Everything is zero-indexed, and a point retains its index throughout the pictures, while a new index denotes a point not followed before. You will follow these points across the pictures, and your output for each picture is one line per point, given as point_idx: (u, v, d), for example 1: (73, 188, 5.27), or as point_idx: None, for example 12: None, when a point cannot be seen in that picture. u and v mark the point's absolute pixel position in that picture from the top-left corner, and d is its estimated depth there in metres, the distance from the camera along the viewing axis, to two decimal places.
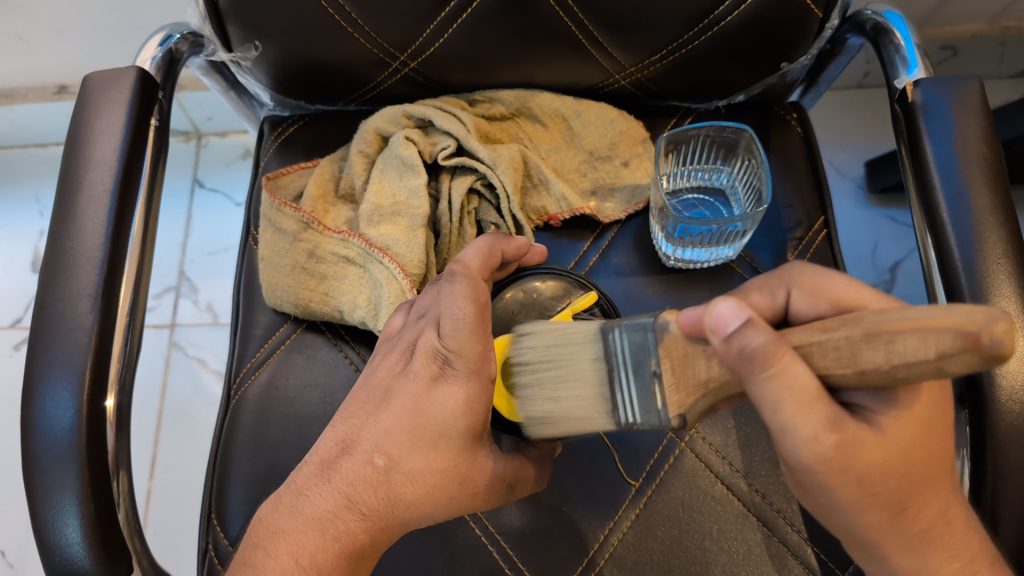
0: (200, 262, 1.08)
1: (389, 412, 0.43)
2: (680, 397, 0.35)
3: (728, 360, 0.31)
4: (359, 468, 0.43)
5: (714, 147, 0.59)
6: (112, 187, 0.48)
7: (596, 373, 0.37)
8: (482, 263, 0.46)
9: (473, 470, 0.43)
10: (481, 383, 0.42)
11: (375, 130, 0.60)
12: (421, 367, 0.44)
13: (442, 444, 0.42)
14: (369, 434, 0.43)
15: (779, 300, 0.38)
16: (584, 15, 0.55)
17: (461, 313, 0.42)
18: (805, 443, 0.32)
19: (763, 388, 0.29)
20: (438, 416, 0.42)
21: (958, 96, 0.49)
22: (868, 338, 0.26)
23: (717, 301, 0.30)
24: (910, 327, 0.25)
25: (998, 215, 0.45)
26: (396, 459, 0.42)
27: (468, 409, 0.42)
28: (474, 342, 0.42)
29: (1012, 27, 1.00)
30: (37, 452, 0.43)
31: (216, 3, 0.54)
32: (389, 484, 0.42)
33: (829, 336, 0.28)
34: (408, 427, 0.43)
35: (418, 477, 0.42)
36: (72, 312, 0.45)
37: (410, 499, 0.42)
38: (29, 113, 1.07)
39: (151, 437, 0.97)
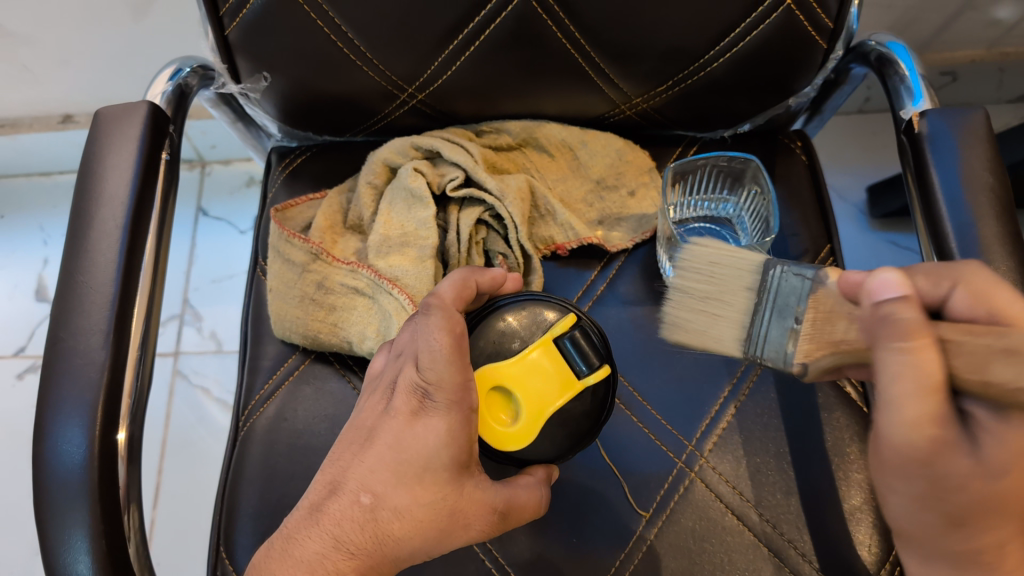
0: (204, 289, 1.08)
1: (373, 450, 0.43)
2: (810, 347, 0.39)
3: (870, 321, 0.34)
4: (346, 508, 0.42)
5: (720, 177, 0.59)
6: (124, 222, 0.48)
7: (745, 301, 0.42)
8: (457, 296, 0.46)
9: (463, 501, 0.42)
10: (461, 414, 0.42)
11: (383, 162, 0.61)
12: (401, 402, 0.43)
13: (428, 477, 0.42)
14: (355, 473, 0.43)
15: (943, 291, 0.36)
16: (591, 47, 0.55)
17: (438, 344, 0.42)
18: (903, 427, 0.33)
19: (889, 361, 0.32)
20: (421, 449, 0.42)
21: (964, 126, 0.49)
22: (1005, 353, 0.30)
23: (883, 274, 0.34)
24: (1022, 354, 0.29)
25: (1007, 244, 0.46)
26: (381, 496, 0.42)
27: (450, 440, 0.42)
28: (452, 371, 0.42)
29: (1010, 52, 1.01)
30: (49, 489, 0.43)
31: (226, 37, 0.54)
32: (376, 522, 0.41)
33: (970, 338, 0.31)
34: (393, 463, 0.42)
35: (405, 512, 0.42)
36: (85, 348, 0.45)
37: (399, 535, 0.42)
38: (34, 142, 1.07)
39: (156, 465, 0.97)
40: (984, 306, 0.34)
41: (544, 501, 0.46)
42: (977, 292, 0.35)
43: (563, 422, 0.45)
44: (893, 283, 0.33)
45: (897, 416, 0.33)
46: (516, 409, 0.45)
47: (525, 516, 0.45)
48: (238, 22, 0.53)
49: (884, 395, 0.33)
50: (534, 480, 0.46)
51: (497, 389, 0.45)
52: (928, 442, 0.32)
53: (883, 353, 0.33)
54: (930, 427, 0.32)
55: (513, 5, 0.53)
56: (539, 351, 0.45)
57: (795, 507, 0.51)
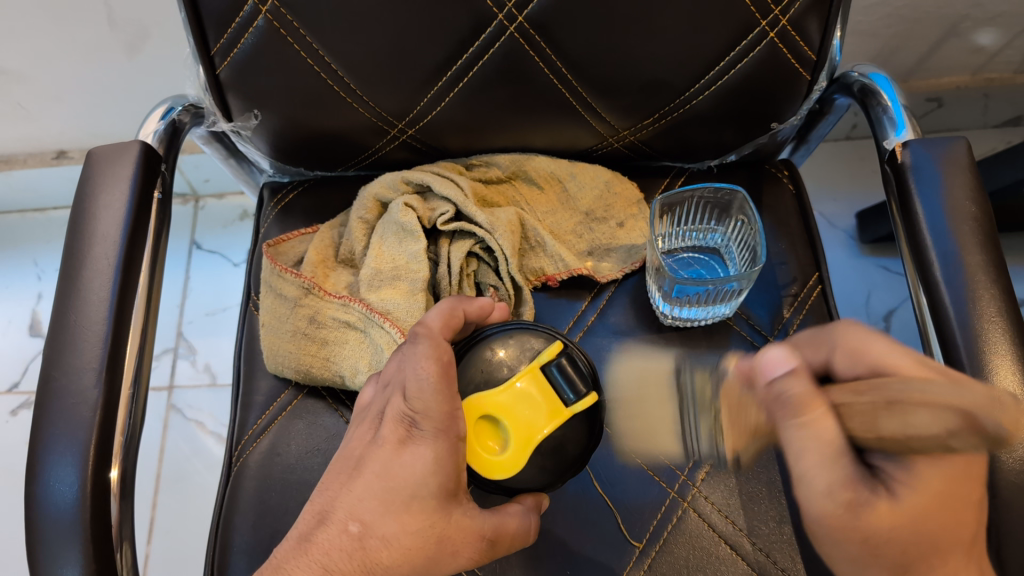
0: (198, 322, 1.09)
1: (360, 479, 0.43)
2: (737, 436, 0.42)
3: (765, 402, 0.37)
4: (334, 537, 0.42)
5: (707, 208, 0.60)
6: (117, 260, 0.48)
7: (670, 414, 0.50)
8: (444, 324, 0.47)
9: (451, 529, 0.42)
10: (447, 441, 0.42)
11: (374, 197, 0.61)
12: (390, 431, 0.44)
13: (416, 505, 0.42)
14: (343, 503, 0.43)
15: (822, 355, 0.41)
16: (578, 82, 0.56)
17: (426, 373, 0.43)
18: (818, 495, 0.37)
19: (792, 435, 0.36)
20: (408, 478, 0.42)
21: (945, 156, 0.50)
22: (887, 407, 0.35)
23: (770, 352, 0.38)
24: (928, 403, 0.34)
25: (990, 272, 0.46)
26: (369, 524, 0.42)
27: (437, 468, 0.42)
28: (439, 402, 0.42)
29: (994, 78, 1.02)
30: (42, 529, 0.43)
31: (217, 76, 0.55)
32: (364, 550, 0.41)
33: (856, 399, 0.36)
34: (381, 491, 0.42)
35: (393, 540, 0.41)
36: (77, 386, 0.45)
37: (388, 563, 0.41)
38: (27, 178, 1.08)
39: (150, 500, 0.97)
40: (863, 363, 0.40)
41: (533, 528, 0.46)
42: (852, 350, 0.40)
43: (552, 450, 0.44)
44: (782, 356, 0.37)
45: (809, 488, 0.37)
46: (505, 437, 0.44)
47: (517, 542, 0.45)
48: (229, 60, 0.53)
49: (795, 468, 0.37)
50: (523, 508, 0.46)
51: (485, 417, 0.44)
52: (844, 506, 0.36)
53: (784, 429, 0.37)
54: (842, 492, 0.36)
55: (499, 41, 0.53)
56: (525, 378, 0.44)
57: (788, 535, 0.52)
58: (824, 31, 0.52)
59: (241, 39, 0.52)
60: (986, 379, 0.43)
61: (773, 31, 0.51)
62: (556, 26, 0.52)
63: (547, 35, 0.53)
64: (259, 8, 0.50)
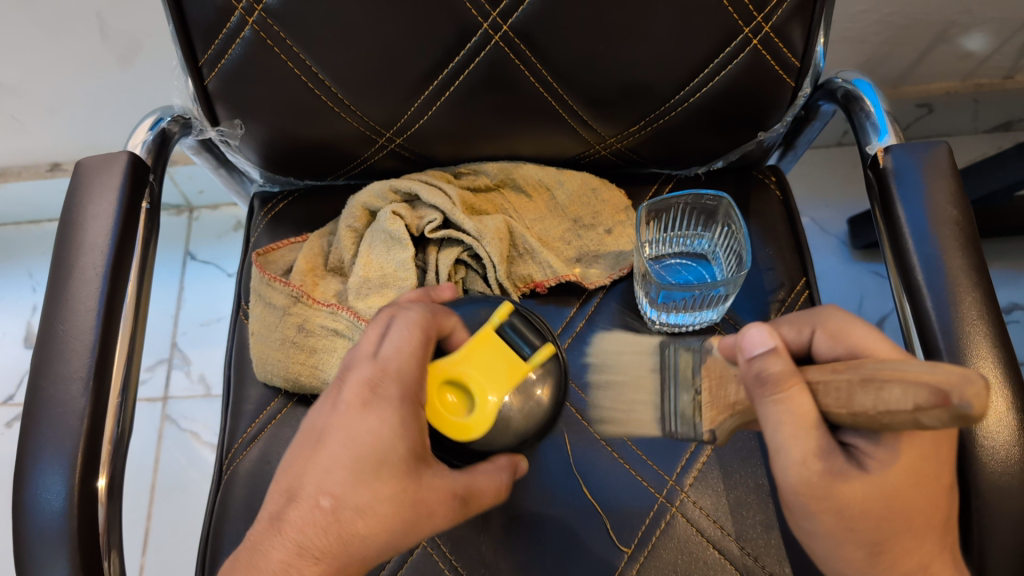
0: (193, 333, 1.09)
1: (326, 450, 0.41)
2: (714, 415, 0.45)
3: (747, 379, 0.38)
4: (306, 514, 0.40)
5: (694, 214, 0.60)
6: (104, 270, 0.49)
7: (654, 382, 0.50)
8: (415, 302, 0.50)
9: (424, 492, 0.41)
10: (409, 406, 0.42)
11: (363, 206, 0.62)
12: (353, 396, 0.43)
13: (386, 470, 0.41)
14: (310, 478, 0.41)
15: (806, 336, 0.43)
16: (564, 90, 0.56)
17: (405, 334, 0.44)
18: (794, 465, 0.37)
19: (770, 409, 0.36)
20: (377, 443, 0.41)
21: (928, 161, 0.50)
22: (863, 383, 0.32)
23: (751, 331, 0.38)
24: (900, 374, 0.30)
25: (972, 275, 0.46)
26: (341, 496, 0.40)
27: (402, 430, 0.41)
28: (414, 362, 0.44)
29: (984, 84, 1.02)
30: (30, 536, 0.43)
31: (205, 87, 0.55)
32: (339, 523, 0.40)
33: (835, 376, 0.34)
34: (349, 461, 0.41)
35: (367, 509, 0.40)
36: (64, 395, 0.46)
37: (365, 532, 0.40)
38: (21, 191, 1.08)
39: (145, 510, 0.97)
40: (842, 344, 0.40)
41: (507, 483, 0.45)
42: (834, 333, 0.41)
43: (521, 409, 0.46)
44: (763, 336, 0.38)
45: (785, 458, 0.37)
46: (470, 401, 0.46)
47: (486, 500, 0.44)
48: (217, 71, 0.54)
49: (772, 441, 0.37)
50: (495, 466, 0.45)
51: (449, 383, 0.46)
52: (820, 475, 0.36)
53: (763, 405, 0.37)
54: (817, 462, 0.36)
55: (485, 50, 0.54)
56: (478, 341, 0.47)
57: (775, 540, 0.52)
58: (807, 38, 0.52)
59: (228, 50, 0.53)
60: None
61: (756, 38, 0.52)
62: (541, 35, 0.52)
63: (532, 43, 0.53)
64: (245, 18, 0.51)
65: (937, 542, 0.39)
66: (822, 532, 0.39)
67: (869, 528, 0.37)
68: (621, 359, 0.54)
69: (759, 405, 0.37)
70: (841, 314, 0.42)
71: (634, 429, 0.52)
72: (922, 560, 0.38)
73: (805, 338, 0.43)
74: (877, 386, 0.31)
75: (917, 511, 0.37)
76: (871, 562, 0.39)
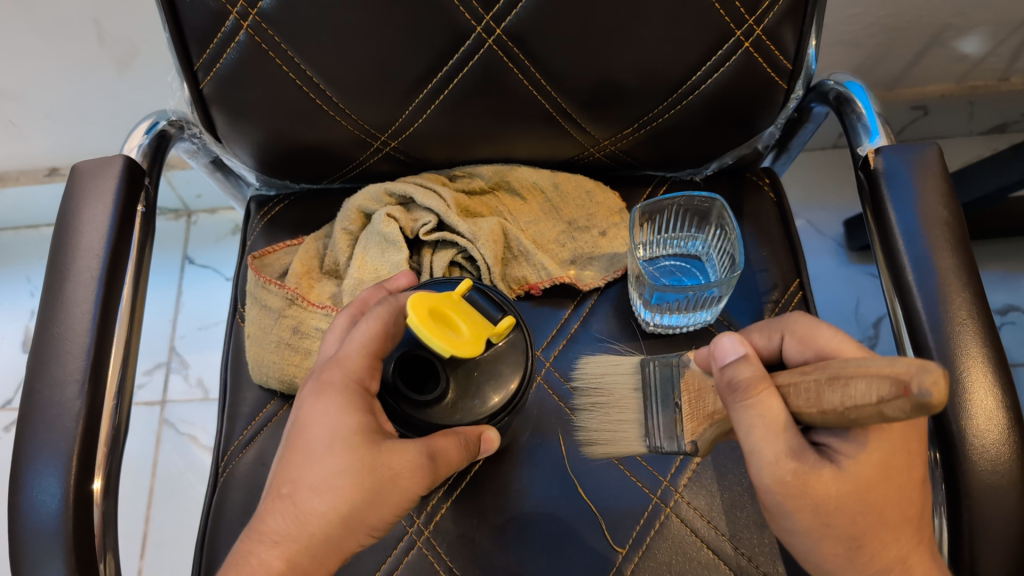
0: (191, 337, 1.09)
1: (289, 444, 0.43)
2: (694, 425, 0.47)
3: (720, 388, 0.39)
4: (271, 503, 0.42)
5: (687, 216, 0.61)
6: (99, 273, 0.49)
7: (637, 400, 0.51)
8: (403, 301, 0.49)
9: (382, 458, 0.42)
10: (354, 391, 0.44)
11: (358, 208, 0.62)
12: (311, 389, 0.45)
13: (336, 445, 0.42)
14: (277, 472, 0.43)
15: (776, 342, 0.43)
16: (557, 93, 0.57)
17: (362, 330, 0.45)
18: (768, 465, 0.37)
19: (742, 415, 0.37)
20: (324, 424, 0.43)
21: (917, 161, 0.51)
22: (831, 381, 0.33)
23: (721, 340, 0.40)
24: (865, 368, 0.31)
25: (962, 275, 0.47)
26: (299, 480, 0.42)
27: (348, 408, 0.43)
28: (360, 354, 0.44)
29: (979, 86, 1.03)
30: (25, 538, 0.43)
31: (201, 91, 0.56)
32: (297, 504, 0.41)
33: (804, 377, 0.35)
34: (303, 445, 0.42)
35: (323, 486, 0.41)
36: (60, 398, 0.46)
37: (323, 509, 0.41)
38: (19, 197, 1.09)
39: (143, 513, 0.97)
40: (811, 348, 0.41)
41: (470, 446, 0.44)
42: (802, 337, 0.41)
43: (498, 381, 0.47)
44: (733, 345, 0.39)
45: (759, 458, 0.37)
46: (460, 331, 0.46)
47: (452, 458, 0.43)
48: (212, 74, 0.54)
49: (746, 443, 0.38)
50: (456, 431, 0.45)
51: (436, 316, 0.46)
52: (792, 473, 0.37)
53: (737, 411, 0.38)
54: (788, 460, 0.37)
55: (479, 53, 0.54)
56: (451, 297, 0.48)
57: (769, 540, 0.52)
58: (799, 40, 0.53)
59: (223, 55, 0.53)
60: (959, 381, 0.44)
61: (748, 41, 0.52)
62: (534, 38, 0.52)
63: (525, 46, 0.53)
64: (240, 22, 0.51)
65: (910, 537, 0.39)
66: (799, 529, 0.39)
67: (845, 523, 0.38)
68: (602, 379, 0.55)
69: (732, 410, 0.38)
70: (809, 318, 0.42)
71: (615, 452, 0.52)
72: (899, 554, 0.39)
73: (778, 343, 0.43)
74: (846, 381, 0.32)
75: (889, 506, 0.38)
76: (849, 557, 0.39)
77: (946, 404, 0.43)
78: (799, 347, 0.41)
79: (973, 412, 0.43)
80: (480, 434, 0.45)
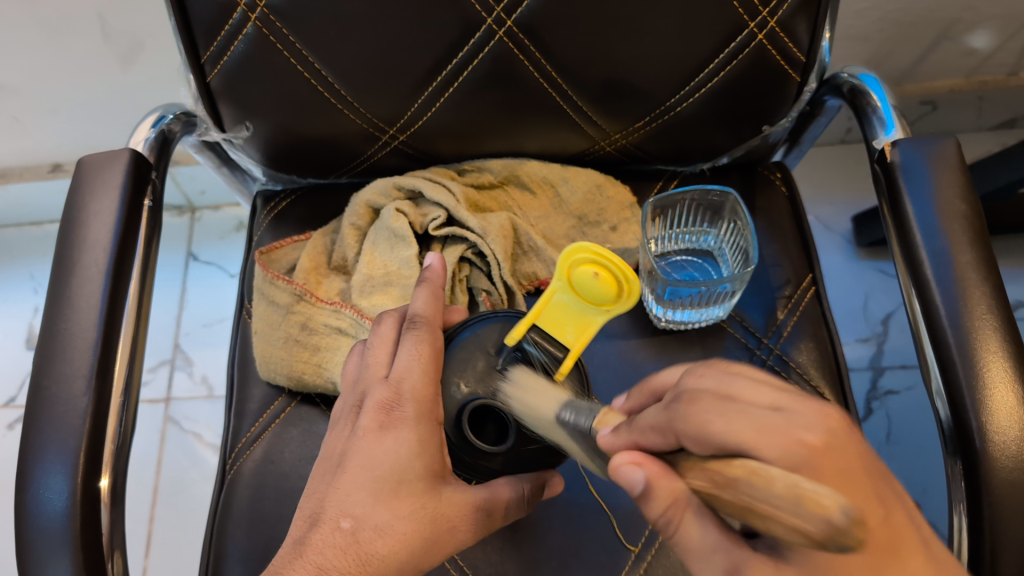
0: (195, 333, 1.09)
1: (346, 474, 0.42)
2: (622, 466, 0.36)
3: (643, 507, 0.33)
4: (328, 536, 0.41)
5: (700, 210, 0.60)
6: (106, 269, 0.48)
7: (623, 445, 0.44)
8: (434, 305, 0.47)
9: (443, 506, 0.41)
10: (429, 426, 0.42)
11: (366, 204, 0.62)
12: (370, 421, 0.44)
13: (404, 489, 0.41)
14: (332, 502, 0.42)
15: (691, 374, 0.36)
16: (568, 86, 0.56)
17: (419, 357, 0.44)
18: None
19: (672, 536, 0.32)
20: (392, 462, 0.42)
21: (935, 155, 0.50)
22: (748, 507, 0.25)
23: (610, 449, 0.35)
24: (770, 513, 0.24)
25: (981, 270, 0.46)
26: (360, 517, 0.41)
27: (421, 450, 0.42)
28: (426, 382, 0.43)
29: (988, 81, 1.02)
30: (32, 538, 0.43)
31: (208, 84, 0.55)
32: (358, 544, 0.40)
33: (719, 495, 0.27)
34: (369, 482, 0.42)
35: (387, 528, 0.41)
36: (66, 395, 0.45)
37: (383, 553, 0.40)
38: (22, 192, 1.08)
39: (147, 511, 0.96)
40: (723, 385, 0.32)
41: (532, 495, 0.44)
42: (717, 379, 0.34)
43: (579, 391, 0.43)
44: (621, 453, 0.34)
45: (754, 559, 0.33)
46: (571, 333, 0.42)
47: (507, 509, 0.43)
48: (219, 68, 0.54)
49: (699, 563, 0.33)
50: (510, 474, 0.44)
51: (565, 312, 0.42)
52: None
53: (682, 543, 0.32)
54: None
55: (489, 45, 0.53)
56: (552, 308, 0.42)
57: None
58: (813, 31, 0.52)
59: (230, 47, 0.52)
60: (977, 377, 0.43)
61: (761, 32, 0.51)
62: (545, 30, 0.52)
63: (536, 38, 0.52)
64: (247, 15, 0.50)
65: None
66: None
67: None
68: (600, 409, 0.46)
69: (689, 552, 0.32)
70: (713, 398, 0.31)
71: None
72: None
73: (674, 444, 0.32)
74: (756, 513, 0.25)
75: None
76: None
77: (966, 402, 0.43)
78: (692, 445, 0.30)
79: (994, 408, 0.42)
80: (544, 481, 0.45)
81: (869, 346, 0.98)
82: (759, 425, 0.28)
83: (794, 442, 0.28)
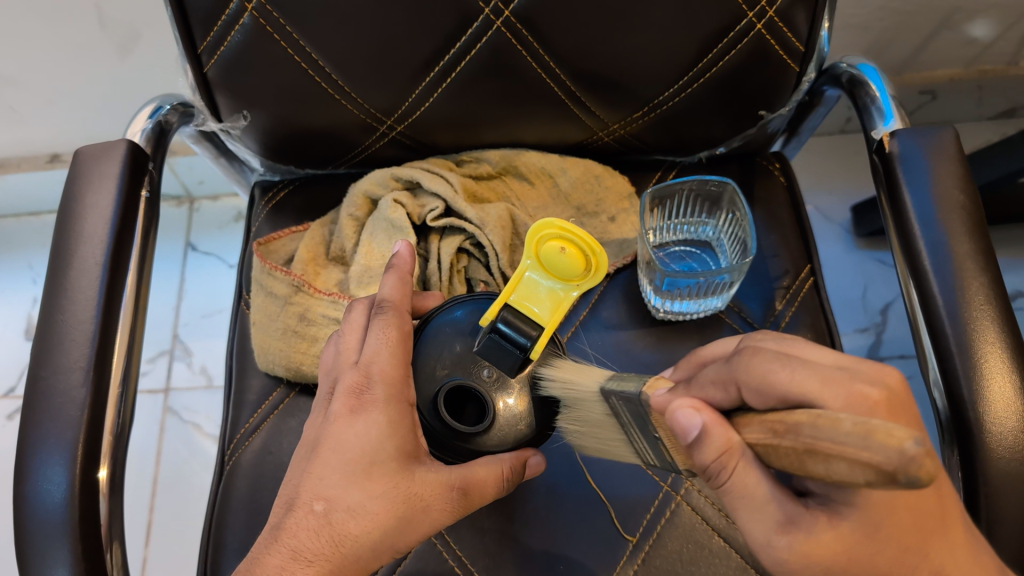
0: (194, 324, 1.09)
1: (320, 458, 0.42)
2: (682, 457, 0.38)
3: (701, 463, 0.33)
4: (301, 520, 0.41)
5: (698, 201, 0.60)
6: (104, 261, 0.48)
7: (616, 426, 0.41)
8: (401, 291, 0.47)
9: (416, 486, 0.41)
10: (398, 407, 0.43)
11: (364, 194, 0.62)
12: (340, 405, 0.43)
13: (376, 471, 0.41)
14: (305, 485, 0.42)
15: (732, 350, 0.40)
16: (566, 76, 0.56)
17: (386, 341, 0.44)
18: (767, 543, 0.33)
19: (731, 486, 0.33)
20: (363, 444, 0.42)
21: (934, 146, 0.50)
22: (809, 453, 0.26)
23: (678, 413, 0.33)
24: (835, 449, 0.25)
25: (979, 261, 0.46)
26: (333, 499, 0.41)
27: (391, 430, 0.42)
28: (393, 364, 0.44)
29: (988, 70, 1.02)
30: (30, 529, 0.43)
31: (205, 75, 0.55)
32: (331, 526, 0.40)
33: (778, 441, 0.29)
34: (340, 464, 0.41)
35: (359, 509, 0.41)
36: (64, 386, 0.45)
37: (357, 533, 0.41)
38: (20, 182, 1.08)
39: (147, 502, 0.97)
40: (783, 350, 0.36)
41: (514, 474, 0.43)
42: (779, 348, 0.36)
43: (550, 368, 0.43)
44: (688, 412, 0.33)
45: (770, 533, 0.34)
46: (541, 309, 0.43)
47: (497, 490, 0.43)
48: (216, 58, 0.53)
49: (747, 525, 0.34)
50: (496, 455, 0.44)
51: (536, 288, 0.43)
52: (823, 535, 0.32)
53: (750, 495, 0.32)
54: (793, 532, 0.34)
55: (487, 35, 0.53)
56: (522, 285, 0.44)
57: None
58: (812, 22, 0.52)
59: (227, 37, 0.52)
60: (975, 368, 0.43)
61: (760, 22, 0.51)
62: (543, 20, 0.52)
63: (534, 28, 0.52)
64: (244, 5, 0.50)
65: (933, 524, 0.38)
66: None
67: None
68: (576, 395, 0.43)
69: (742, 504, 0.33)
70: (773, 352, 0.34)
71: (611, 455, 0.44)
72: None
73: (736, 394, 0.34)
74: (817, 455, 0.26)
75: None
76: None
77: (964, 393, 0.43)
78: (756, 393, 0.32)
79: (992, 398, 0.42)
80: (525, 459, 0.44)
81: (868, 336, 0.98)
82: (821, 376, 0.31)
83: (858, 394, 0.30)
